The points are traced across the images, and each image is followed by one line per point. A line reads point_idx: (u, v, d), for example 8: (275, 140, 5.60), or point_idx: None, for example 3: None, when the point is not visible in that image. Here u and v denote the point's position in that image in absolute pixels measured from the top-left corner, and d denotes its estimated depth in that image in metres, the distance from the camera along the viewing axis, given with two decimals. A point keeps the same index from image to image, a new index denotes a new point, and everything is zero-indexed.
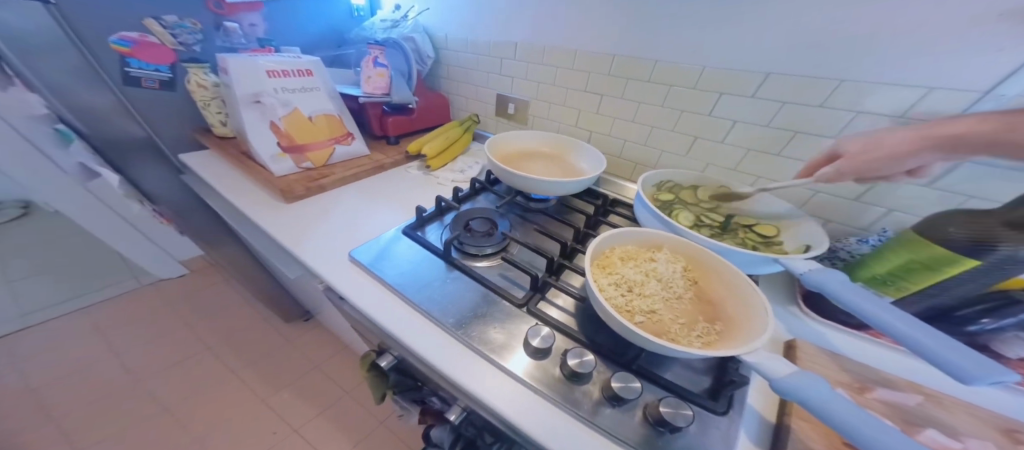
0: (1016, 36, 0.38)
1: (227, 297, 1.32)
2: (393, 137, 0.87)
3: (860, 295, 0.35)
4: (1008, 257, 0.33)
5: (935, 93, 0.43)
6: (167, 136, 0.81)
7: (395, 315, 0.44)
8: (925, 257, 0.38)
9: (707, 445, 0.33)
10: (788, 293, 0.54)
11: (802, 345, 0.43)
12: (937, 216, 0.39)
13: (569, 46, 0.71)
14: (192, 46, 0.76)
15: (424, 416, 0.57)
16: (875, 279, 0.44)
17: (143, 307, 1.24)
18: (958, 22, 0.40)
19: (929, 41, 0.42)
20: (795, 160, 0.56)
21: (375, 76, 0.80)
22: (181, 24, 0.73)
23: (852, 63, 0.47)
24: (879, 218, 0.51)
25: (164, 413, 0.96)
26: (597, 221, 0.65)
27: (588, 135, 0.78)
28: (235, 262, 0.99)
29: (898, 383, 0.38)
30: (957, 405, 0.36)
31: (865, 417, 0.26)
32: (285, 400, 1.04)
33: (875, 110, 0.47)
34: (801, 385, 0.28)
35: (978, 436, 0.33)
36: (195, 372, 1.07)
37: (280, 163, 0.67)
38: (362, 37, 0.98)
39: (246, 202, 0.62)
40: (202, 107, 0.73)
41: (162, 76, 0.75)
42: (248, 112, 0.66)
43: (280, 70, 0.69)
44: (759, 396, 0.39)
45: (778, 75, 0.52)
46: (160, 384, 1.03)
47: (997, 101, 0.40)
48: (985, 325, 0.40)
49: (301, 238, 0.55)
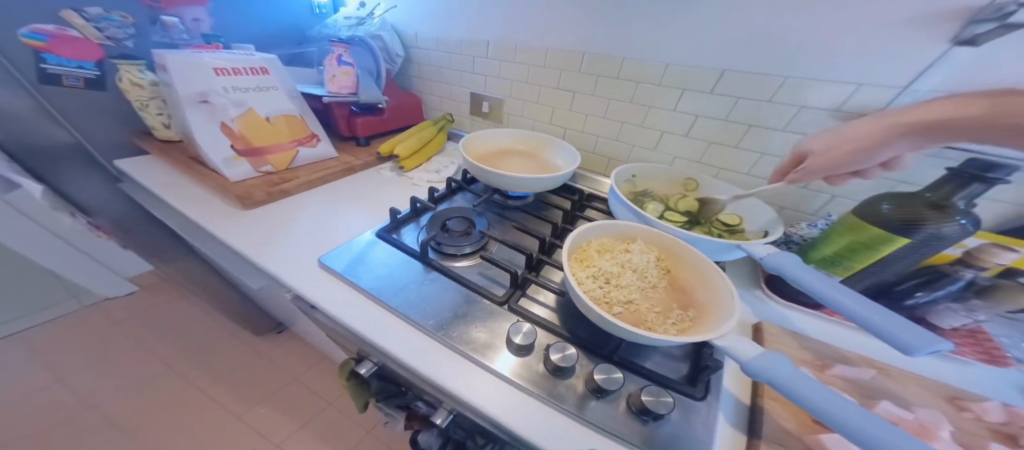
0: (927, 40, 0.42)
1: (186, 312, 1.21)
2: (363, 138, 0.83)
3: (813, 275, 0.38)
4: (932, 235, 0.38)
5: (865, 88, 0.47)
6: (101, 141, 0.74)
7: (374, 321, 0.43)
8: (865, 237, 0.42)
9: (688, 430, 0.34)
10: (752, 278, 0.58)
11: (768, 327, 0.46)
12: (872, 200, 0.43)
13: (539, 44, 0.71)
14: (123, 41, 0.68)
15: (411, 422, 0.55)
16: (824, 259, 0.47)
17: (87, 331, 1.11)
18: (885, 24, 0.44)
19: (864, 42, 0.46)
20: (751, 151, 0.59)
21: (340, 75, 0.76)
22: (108, 17, 0.65)
23: (796, 61, 0.51)
24: (825, 204, 0.56)
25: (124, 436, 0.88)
26: (574, 216, 0.66)
27: (562, 132, 0.79)
28: (194, 276, 0.92)
29: (853, 359, 0.42)
30: (908, 377, 0.40)
31: (826, 393, 0.28)
32: (264, 415, 0.98)
33: (818, 105, 0.51)
34: (767, 366, 0.30)
35: (928, 406, 0.36)
36: (156, 392, 0.98)
37: (235, 167, 0.62)
38: (323, 35, 0.93)
39: (202, 211, 0.57)
40: (139, 108, 0.66)
41: (89, 74, 0.67)
42: (194, 111, 0.60)
43: (229, 68, 0.65)
44: (733, 379, 0.41)
45: (732, 72, 0.55)
46: (114, 408, 0.93)
47: (914, 96, 0.45)
48: (920, 299, 0.44)
49: (267, 246, 0.52)
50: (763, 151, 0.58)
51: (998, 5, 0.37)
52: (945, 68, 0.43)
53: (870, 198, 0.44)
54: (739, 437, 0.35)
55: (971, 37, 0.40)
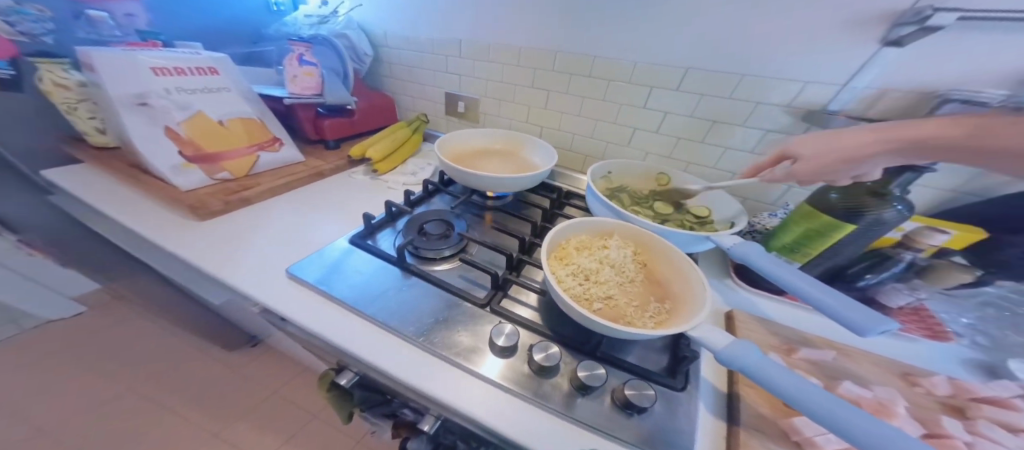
0: (863, 41, 0.46)
1: (133, 328, 1.07)
2: (332, 141, 0.79)
3: (775, 263, 0.41)
4: (875, 221, 0.41)
5: (810, 86, 0.51)
6: (22, 149, 0.66)
7: (350, 331, 0.41)
8: (817, 225, 0.44)
9: (670, 421, 0.35)
10: (723, 268, 0.60)
11: (739, 315, 0.48)
12: (823, 190, 0.46)
13: (511, 43, 0.71)
14: (40, 37, 0.61)
15: (399, 431, 0.51)
16: (783, 248, 0.50)
17: (14, 357, 0.95)
18: (832, 27, 0.47)
19: (815, 43, 0.48)
20: (715, 146, 0.62)
21: (302, 75, 0.72)
22: (20, 10, 0.58)
23: (752, 60, 0.53)
24: (783, 194, 0.59)
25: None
26: (553, 214, 0.66)
27: (539, 131, 0.79)
28: (147, 294, 0.84)
29: (817, 341, 0.45)
30: (865, 357, 0.43)
31: (793, 379, 0.30)
32: (241, 433, 0.91)
33: (773, 101, 0.54)
34: (738, 354, 0.31)
35: (883, 383, 0.39)
36: (112, 418, 0.89)
37: (185, 175, 0.57)
38: (283, 33, 0.88)
39: (151, 223, 0.52)
40: (65, 112, 0.60)
41: (2, 74, 0.59)
42: (132, 115, 0.55)
43: (170, 68, 0.60)
44: (710, 367, 0.42)
45: (695, 70, 0.57)
46: (65, 435, 0.84)
47: (852, 93, 0.49)
48: (869, 280, 0.48)
49: (229, 258, 0.48)
50: (727, 146, 0.61)
51: (917, 10, 0.41)
52: (877, 67, 0.46)
53: (820, 187, 0.47)
54: (717, 424, 0.36)
55: (897, 38, 0.43)
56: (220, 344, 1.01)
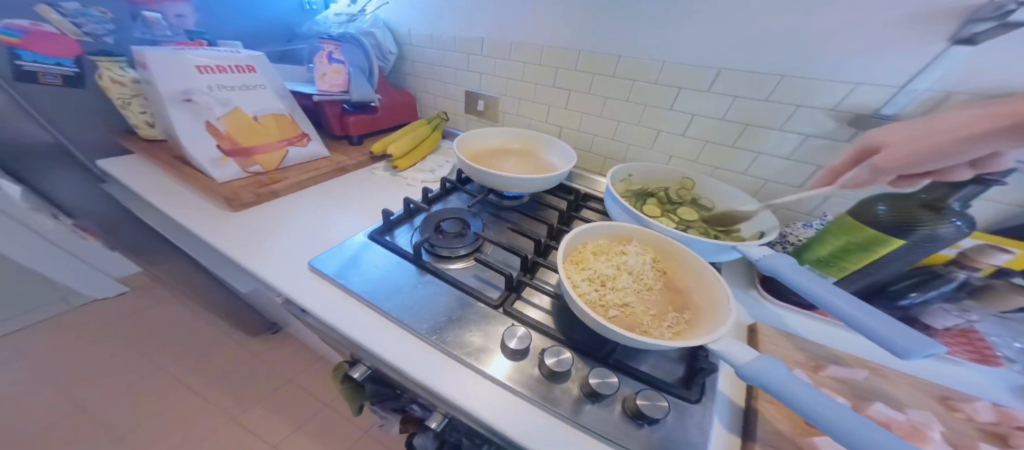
0: (927, 36, 0.42)
1: (174, 312, 1.18)
2: (356, 137, 0.81)
3: (806, 277, 0.38)
4: (926, 236, 0.38)
5: (861, 87, 0.47)
6: (82, 143, 0.73)
7: (365, 325, 0.42)
8: (861, 239, 0.42)
9: (684, 434, 0.34)
10: (747, 279, 0.58)
11: (762, 328, 0.46)
12: (864, 202, 0.43)
13: (535, 42, 0.70)
14: (102, 37, 0.66)
15: (406, 425, 0.54)
16: (819, 260, 0.47)
17: (72, 334, 1.06)
18: (892, 21, 0.43)
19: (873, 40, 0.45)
20: (746, 151, 0.59)
21: (331, 73, 0.74)
22: (85, 12, 0.63)
23: (794, 60, 0.50)
24: (819, 203, 0.56)
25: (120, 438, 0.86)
26: (570, 216, 0.65)
27: (558, 131, 0.78)
28: (182, 277, 0.90)
29: (847, 360, 0.42)
30: (901, 378, 0.40)
31: (819, 397, 0.28)
32: (259, 417, 0.96)
33: (815, 104, 0.51)
34: (763, 370, 0.30)
35: (919, 406, 0.37)
36: (151, 391, 0.96)
37: (222, 168, 0.60)
38: (314, 32, 0.91)
39: (188, 213, 0.56)
40: (120, 107, 0.65)
41: (67, 71, 0.65)
42: (178, 111, 0.59)
43: (214, 66, 0.63)
44: (728, 381, 0.41)
45: (729, 71, 0.55)
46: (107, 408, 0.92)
47: (910, 96, 0.45)
48: (914, 299, 0.45)
49: (256, 248, 0.51)
50: (760, 151, 0.58)
51: (998, 4, 0.37)
52: (944, 66, 0.42)
53: (863, 199, 0.44)
54: (733, 440, 0.35)
55: (970, 35, 0.39)
56: (245, 327, 1.06)
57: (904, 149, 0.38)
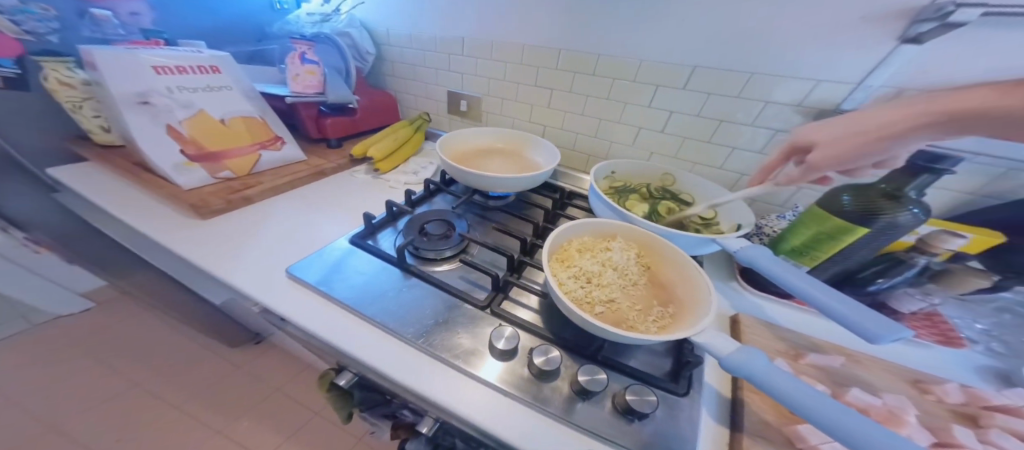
0: (880, 35, 0.44)
1: (144, 325, 1.09)
2: (334, 139, 0.79)
3: (783, 267, 0.39)
4: (888, 224, 0.40)
5: (822, 84, 0.49)
6: (32, 149, 0.68)
7: (349, 332, 0.40)
8: (830, 228, 0.43)
9: (673, 427, 0.34)
10: (728, 271, 0.59)
11: (744, 319, 0.47)
12: (834, 192, 0.45)
13: (515, 41, 0.70)
14: (45, 36, 0.62)
15: (396, 432, 0.52)
16: (792, 250, 0.49)
17: (27, 352, 0.97)
18: (853, 23, 0.45)
19: (835, 40, 0.47)
20: (722, 146, 0.61)
21: (304, 74, 0.71)
22: (25, 9, 0.59)
23: (761, 58, 0.52)
24: (792, 195, 0.58)
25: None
26: (555, 214, 0.66)
27: (541, 130, 0.78)
28: (150, 291, 0.85)
29: (824, 347, 0.44)
30: (874, 363, 0.42)
31: (800, 386, 0.29)
32: (243, 431, 0.92)
33: (782, 101, 0.53)
34: (746, 361, 0.30)
35: (893, 389, 0.38)
36: (134, 411, 0.91)
37: (187, 174, 0.57)
38: (285, 31, 0.88)
39: (154, 222, 0.52)
40: (71, 110, 0.60)
41: (7, 72, 0.60)
42: (134, 114, 0.55)
43: (172, 66, 0.60)
44: (714, 372, 0.42)
45: (702, 68, 0.56)
46: (80, 432, 0.86)
47: (866, 92, 0.47)
48: (881, 284, 0.47)
49: (230, 257, 0.48)
50: (735, 146, 0.60)
51: (938, 5, 0.39)
52: (892, 65, 0.44)
53: (832, 189, 0.46)
54: (721, 430, 0.36)
55: (916, 35, 0.42)
56: (223, 340, 1.01)
57: (856, 140, 0.39)
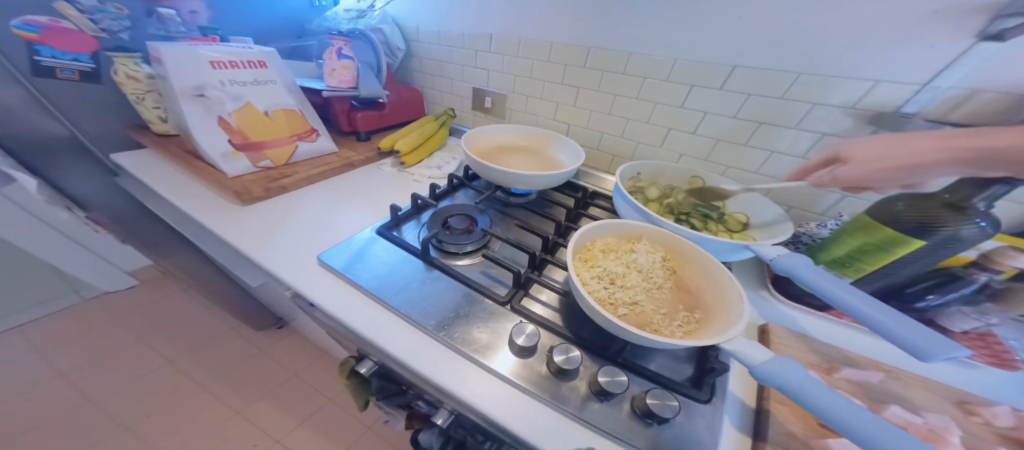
0: (948, 33, 0.41)
1: (182, 305, 1.20)
2: (363, 133, 0.82)
3: (822, 277, 0.37)
4: (949, 237, 0.37)
5: (881, 86, 0.46)
6: (97, 138, 0.75)
7: (373, 319, 0.42)
8: (879, 239, 0.41)
9: (694, 434, 0.34)
10: (759, 278, 0.57)
11: (774, 329, 0.45)
12: (884, 201, 0.42)
13: (544, 38, 0.70)
14: (118, 33, 0.67)
15: (411, 421, 0.54)
16: (834, 261, 0.47)
17: (85, 323, 1.09)
18: (920, 17, 0.41)
19: (893, 36, 0.43)
20: (760, 150, 0.58)
21: (340, 69, 0.75)
22: (102, 9, 0.64)
23: (810, 57, 0.49)
24: (835, 203, 0.55)
25: (137, 434, 0.87)
26: (577, 214, 0.65)
27: (566, 128, 0.78)
28: (187, 269, 0.91)
29: (861, 362, 0.41)
30: (918, 382, 0.39)
31: (835, 397, 0.28)
32: (264, 410, 0.97)
33: (832, 102, 0.50)
34: (778, 371, 0.29)
35: (938, 411, 0.36)
36: (167, 387, 0.97)
37: (232, 163, 0.61)
38: (323, 28, 0.92)
39: (199, 207, 0.56)
40: (135, 102, 0.66)
41: (84, 67, 0.67)
42: (190, 105, 0.59)
43: (226, 61, 0.64)
44: (739, 381, 0.40)
45: (742, 68, 0.54)
46: (130, 396, 0.94)
47: (933, 93, 0.44)
48: (931, 302, 0.44)
49: (265, 242, 0.51)
50: (774, 149, 0.57)
51: None
52: (965, 67, 0.41)
53: (883, 198, 0.43)
54: (743, 439, 0.35)
55: (999, 31, 0.38)
56: (250, 322, 1.08)
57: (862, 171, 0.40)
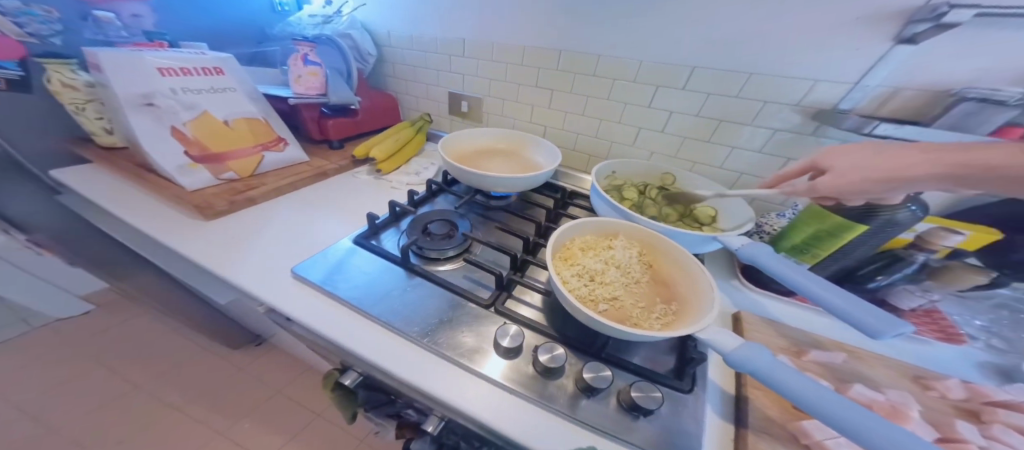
0: (873, 37, 0.45)
1: (137, 329, 1.08)
2: (336, 141, 0.79)
3: (784, 264, 0.40)
4: (886, 221, 0.40)
5: (820, 85, 0.50)
6: (36, 152, 0.68)
7: (353, 331, 0.40)
8: (829, 226, 0.44)
9: (679, 423, 0.35)
10: (730, 269, 0.60)
11: (747, 316, 0.47)
12: None
13: (515, 42, 0.70)
14: (48, 38, 0.62)
15: (402, 431, 0.53)
16: (793, 248, 0.50)
17: None
18: (851, 23, 0.45)
19: (829, 41, 0.47)
20: (723, 146, 0.61)
21: (307, 75, 0.72)
22: (29, 11, 0.59)
23: (760, 58, 0.52)
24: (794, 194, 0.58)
25: None
26: (557, 214, 0.66)
27: (542, 130, 0.79)
28: (148, 292, 0.85)
29: (827, 344, 0.44)
30: (877, 359, 0.42)
31: (805, 381, 0.29)
32: (246, 430, 0.92)
33: (782, 101, 0.53)
34: (750, 357, 0.30)
35: (895, 386, 0.39)
36: (129, 419, 0.89)
37: (191, 175, 0.58)
38: (288, 33, 0.88)
39: (157, 224, 0.52)
40: (74, 112, 0.60)
41: (11, 74, 0.61)
42: (138, 115, 0.55)
43: (177, 68, 0.60)
44: (717, 369, 0.42)
45: (700, 69, 0.57)
46: (87, 432, 0.85)
47: (864, 92, 0.48)
48: (881, 281, 0.47)
49: (233, 258, 0.48)
50: (734, 146, 0.60)
51: (932, 6, 0.40)
52: (888, 66, 0.45)
53: None
54: (725, 426, 0.36)
55: (911, 35, 0.42)
56: (223, 341, 1.02)
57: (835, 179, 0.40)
